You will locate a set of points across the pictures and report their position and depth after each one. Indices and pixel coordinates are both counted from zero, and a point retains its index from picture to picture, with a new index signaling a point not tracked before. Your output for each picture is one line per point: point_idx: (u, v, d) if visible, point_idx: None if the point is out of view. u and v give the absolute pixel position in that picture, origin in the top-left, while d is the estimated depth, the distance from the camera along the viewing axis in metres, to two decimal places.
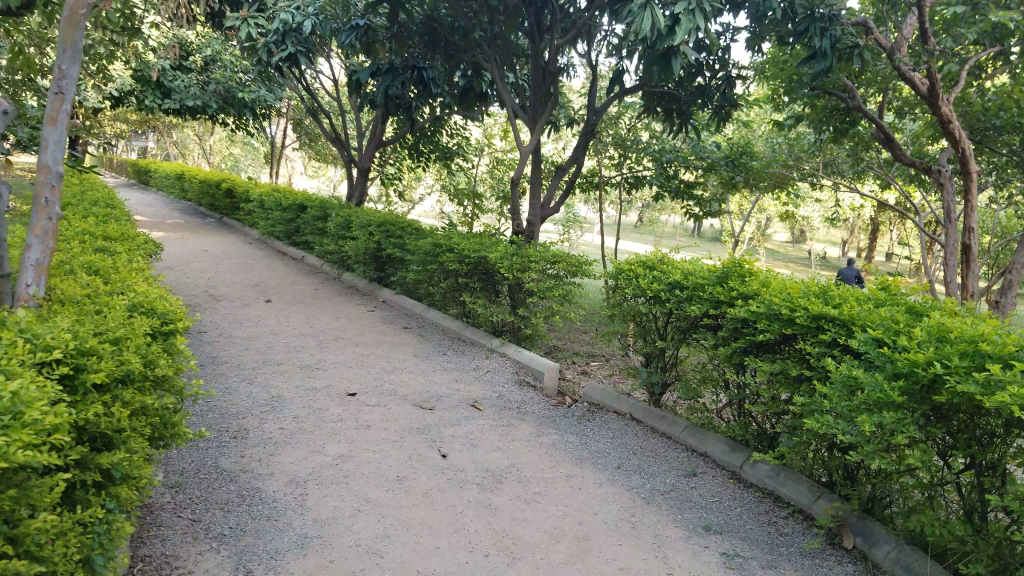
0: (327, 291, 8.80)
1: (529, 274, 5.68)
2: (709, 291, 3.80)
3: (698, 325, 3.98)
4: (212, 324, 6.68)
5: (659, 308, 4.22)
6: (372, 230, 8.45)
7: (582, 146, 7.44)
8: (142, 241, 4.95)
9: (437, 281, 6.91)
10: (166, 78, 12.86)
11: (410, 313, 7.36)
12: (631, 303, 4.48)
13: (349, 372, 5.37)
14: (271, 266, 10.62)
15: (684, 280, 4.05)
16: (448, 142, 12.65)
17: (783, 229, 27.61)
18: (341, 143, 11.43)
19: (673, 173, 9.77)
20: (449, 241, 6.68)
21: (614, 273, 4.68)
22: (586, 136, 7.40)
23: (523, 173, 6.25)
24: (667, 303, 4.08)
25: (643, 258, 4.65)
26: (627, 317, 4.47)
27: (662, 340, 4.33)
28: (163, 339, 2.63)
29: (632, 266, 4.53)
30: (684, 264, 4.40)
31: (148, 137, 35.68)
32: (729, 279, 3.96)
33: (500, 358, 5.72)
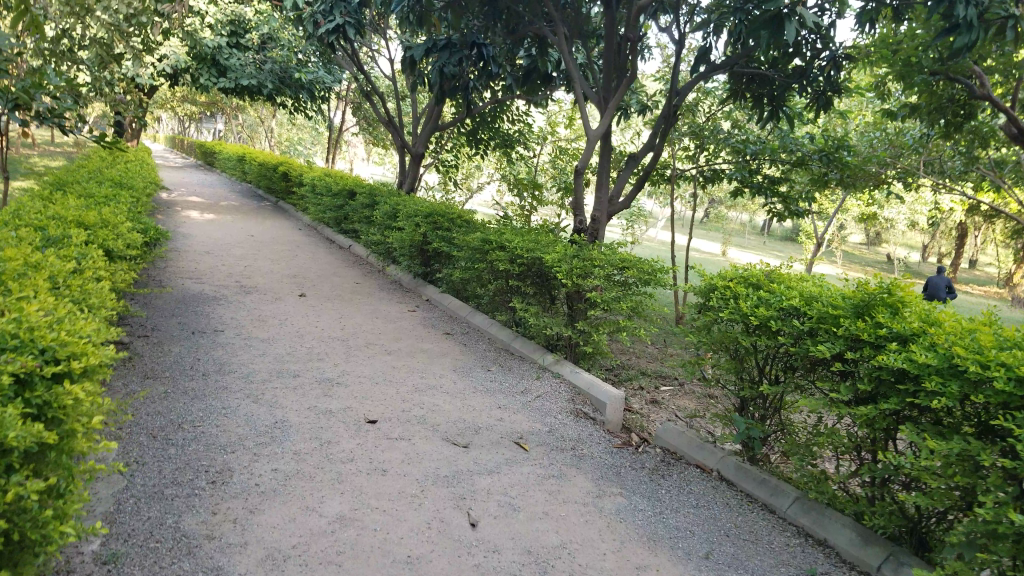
0: (367, 284, 8.00)
1: (591, 281, 4.68)
2: (846, 326, 2.84)
3: (824, 368, 3.02)
4: (231, 321, 5.90)
5: (766, 343, 3.24)
6: (418, 220, 7.60)
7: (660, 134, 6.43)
8: (135, 227, 4.22)
9: (486, 281, 6.00)
10: (221, 55, 12.12)
11: (454, 317, 6.48)
12: (726, 328, 3.48)
13: (374, 390, 4.50)
14: (312, 253, 9.88)
15: (807, 308, 3.06)
16: (508, 127, 11.75)
17: (860, 232, 25.93)
18: (392, 125, 10.50)
19: (757, 166, 8.66)
20: (502, 236, 5.76)
21: (704, 290, 3.70)
22: (664, 123, 6.45)
23: (592, 158, 5.26)
24: (781, 337, 3.09)
25: (741, 274, 3.65)
26: (720, 346, 3.49)
27: (765, 383, 3.35)
28: (44, 389, 1.82)
29: (730, 285, 3.53)
30: (805, 285, 3.37)
31: (216, 118, 35.76)
32: (870, 311, 2.95)
33: (554, 379, 4.78)
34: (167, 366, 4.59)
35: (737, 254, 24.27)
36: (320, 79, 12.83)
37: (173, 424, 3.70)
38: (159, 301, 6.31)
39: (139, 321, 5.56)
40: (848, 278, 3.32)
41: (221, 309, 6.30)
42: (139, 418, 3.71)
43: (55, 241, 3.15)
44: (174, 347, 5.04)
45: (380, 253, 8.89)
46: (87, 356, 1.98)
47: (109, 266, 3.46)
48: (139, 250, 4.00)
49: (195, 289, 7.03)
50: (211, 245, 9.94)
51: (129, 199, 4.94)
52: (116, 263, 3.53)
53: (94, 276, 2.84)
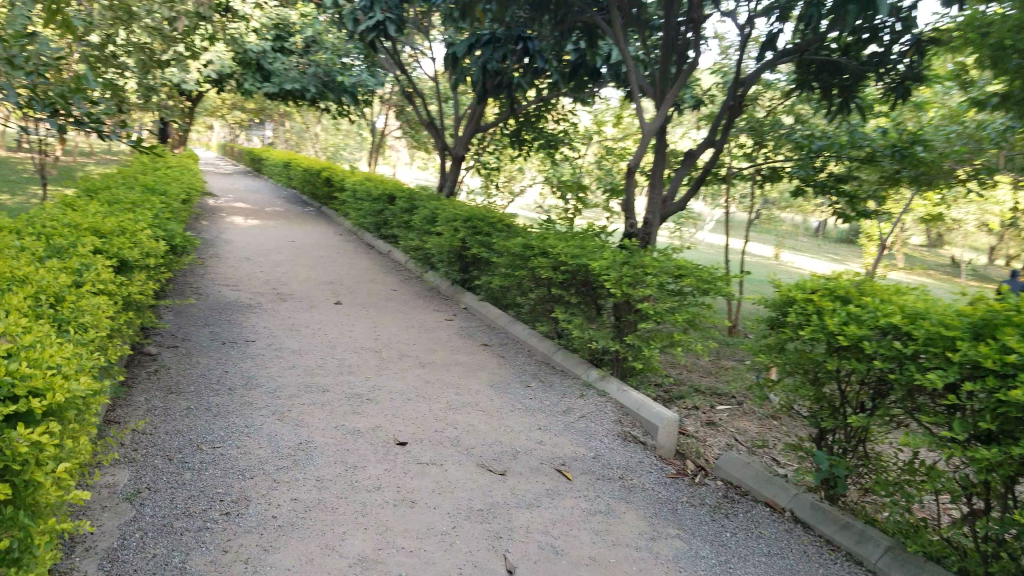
0: (405, 291, 7.74)
1: (643, 290, 4.29)
2: (963, 350, 2.46)
3: (934, 397, 2.65)
4: (263, 330, 5.66)
5: (862, 370, 2.88)
6: (458, 225, 7.31)
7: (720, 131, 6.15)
8: (158, 233, 3.98)
9: (527, 289, 5.66)
10: (266, 60, 12.08)
11: (493, 327, 6.16)
12: (809, 348, 3.11)
13: (407, 407, 4.20)
14: (352, 259, 9.67)
15: (914, 329, 2.68)
16: (553, 128, 11.41)
17: (920, 236, 24.91)
18: (434, 128, 10.19)
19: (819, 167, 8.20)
20: (545, 241, 5.42)
21: (782, 304, 3.31)
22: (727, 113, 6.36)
23: (644, 157, 4.87)
24: (880, 364, 2.74)
25: (824, 287, 3.26)
26: (806, 368, 3.14)
27: (862, 414, 3.02)
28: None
29: (817, 301, 3.14)
30: (907, 299, 2.97)
31: (263, 123, 36.13)
32: (992, 331, 2.57)
33: (600, 397, 4.42)
34: (192, 380, 4.35)
35: (790, 258, 23.49)
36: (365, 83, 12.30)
37: (192, 445, 3.45)
38: (191, 309, 6.12)
39: (168, 331, 5.36)
40: (959, 292, 2.91)
41: (253, 317, 6.08)
42: (155, 439, 3.47)
43: (58, 252, 2.92)
44: (200, 358, 4.81)
45: (419, 258, 8.62)
46: (54, 394, 1.70)
47: (122, 277, 3.22)
48: (161, 257, 3.78)
49: (230, 296, 6.84)
50: (251, 251, 9.80)
51: (157, 203, 4.74)
52: (130, 273, 3.29)
53: (93, 290, 2.55)
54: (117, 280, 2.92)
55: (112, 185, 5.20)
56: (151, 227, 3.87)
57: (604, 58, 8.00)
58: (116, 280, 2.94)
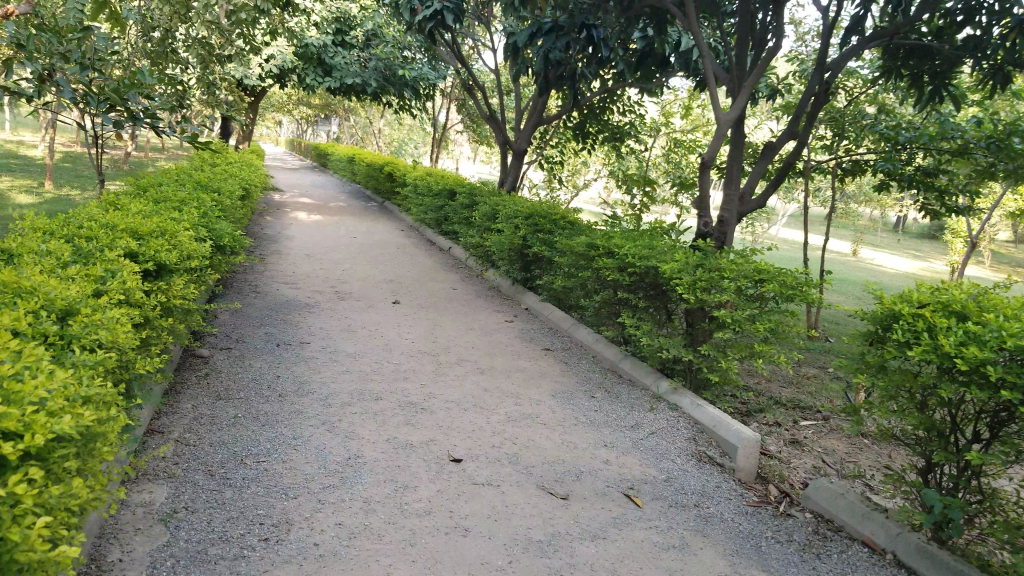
0: (466, 290, 7.51)
1: (719, 295, 3.93)
2: None
3: None
4: (319, 331, 5.50)
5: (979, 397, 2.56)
6: (520, 222, 7.05)
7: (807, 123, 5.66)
8: (203, 233, 3.85)
9: (592, 291, 5.35)
10: (328, 54, 12.01)
11: (556, 331, 5.86)
12: (918, 371, 2.80)
13: (464, 418, 3.95)
14: (412, 256, 9.51)
15: None
16: (619, 120, 11.03)
17: (1009, 232, 23.53)
18: (497, 122, 9.91)
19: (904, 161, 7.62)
20: (612, 241, 5.09)
21: (885, 319, 2.96)
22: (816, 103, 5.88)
23: (721, 150, 4.50)
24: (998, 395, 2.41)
25: (937, 300, 2.90)
26: (910, 389, 2.81)
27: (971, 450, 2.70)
28: None
29: (930, 317, 2.78)
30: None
31: (329, 118, 36.53)
32: None
33: (671, 411, 4.09)
34: (242, 386, 4.20)
35: (868, 254, 22.48)
36: (426, 75, 12.18)
37: (235, 458, 3.27)
38: (248, 309, 6.02)
39: (223, 332, 5.24)
40: None
41: (310, 317, 5.93)
42: (198, 452, 3.31)
43: (86, 257, 2.81)
44: (253, 362, 4.67)
45: (480, 256, 8.39)
46: (31, 437, 1.52)
47: (160, 280, 3.10)
48: (206, 256, 3.66)
49: (288, 294, 6.73)
50: (312, 247, 9.74)
51: (208, 201, 4.62)
52: (168, 275, 3.17)
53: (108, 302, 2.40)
54: (147, 286, 2.79)
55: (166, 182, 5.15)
56: (195, 226, 3.75)
57: (673, 46, 7.62)
58: (145, 288, 2.79)
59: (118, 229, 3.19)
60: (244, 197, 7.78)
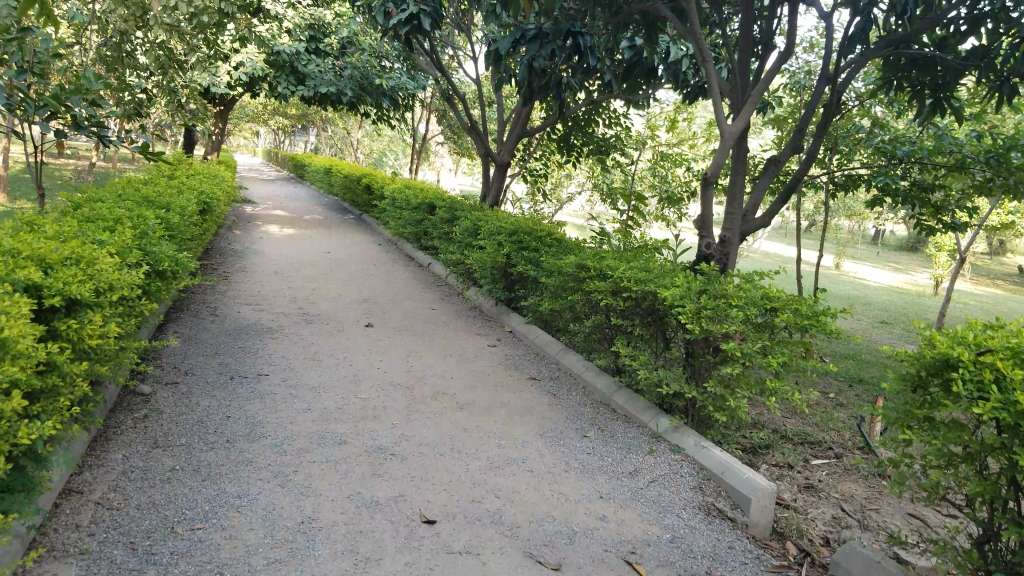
0: (445, 311, 7.03)
1: (728, 325, 3.41)
2: None
3: None
4: (280, 361, 4.99)
5: None
6: (502, 239, 6.60)
7: (818, 138, 5.17)
8: (136, 258, 3.37)
9: (581, 315, 4.89)
10: (301, 62, 11.39)
11: (542, 357, 5.38)
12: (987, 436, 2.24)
13: (439, 466, 3.45)
14: (388, 273, 9.02)
15: None
16: (604, 131, 10.63)
17: (989, 245, 23.51)
18: (477, 133, 9.41)
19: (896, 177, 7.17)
20: (603, 262, 4.63)
21: (936, 364, 2.41)
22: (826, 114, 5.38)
23: (723, 165, 4.09)
24: None
25: (1005, 346, 2.34)
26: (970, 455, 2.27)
27: None
28: None
29: (1002, 368, 2.21)
30: None
31: (306, 130, 35.95)
32: None
33: (673, 454, 3.63)
34: (185, 430, 3.69)
35: (852, 267, 22.31)
36: (405, 84, 11.67)
37: (165, 526, 2.76)
38: (204, 335, 5.50)
39: (171, 363, 4.73)
40: None
41: (272, 344, 5.42)
42: (121, 519, 2.80)
43: None
44: (201, 399, 4.16)
45: (460, 273, 7.92)
46: None
47: (69, 317, 2.66)
48: (136, 283, 3.21)
49: (250, 317, 6.21)
50: (281, 264, 9.22)
51: (152, 218, 4.13)
52: (80, 310, 2.71)
53: None
54: (38, 329, 2.34)
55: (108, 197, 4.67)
56: (123, 250, 3.29)
57: (662, 53, 7.22)
58: (31, 331, 2.34)
59: (21, 259, 2.74)
60: (204, 212, 7.28)
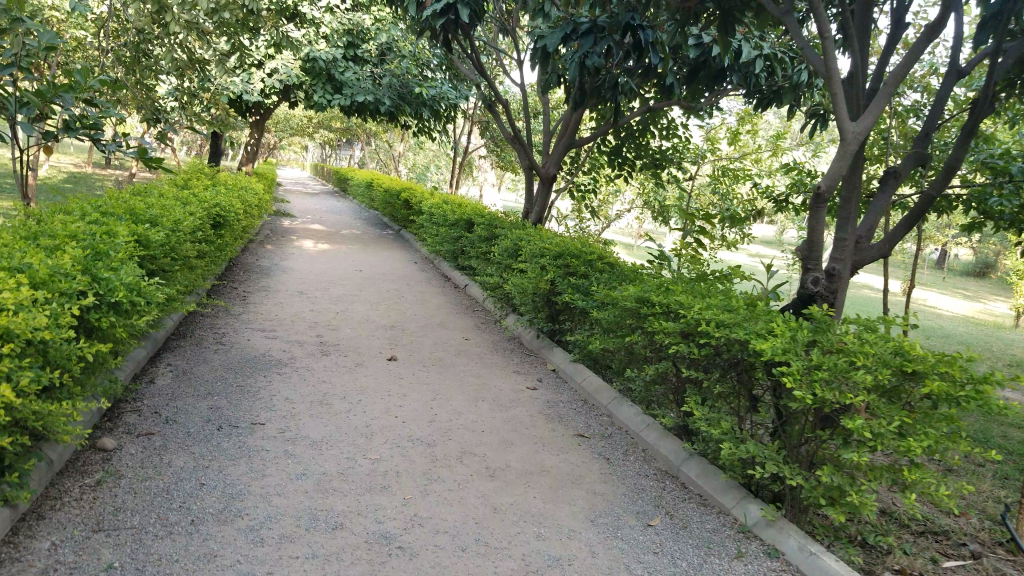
0: (480, 342, 6.23)
1: (850, 393, 2.52)
2: None
3: None
4: (282, 406, 4.22)
5: None
6: (544, 261, 5.81)
7: (961, 145, 4.30)
8: (74, 290, 2.62)
9: (641, 359, 4.04)
10: (337, 69, 10.70)
11: (591, 407, 4.55)
12: None
13: (459, 569, 2.62)
14: (421, 294, 8.26)
15: None
16: (659, 144, 9.76)
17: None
18: (522, 143, 8.60)
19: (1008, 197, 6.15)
20: (672, 294, 3.77)
21: None
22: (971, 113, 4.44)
23: (841, 178, 3.32)
24: None
25: None
26: None
27: None
28: None
29: None
30: None
31: (352, 143, 35.85)
32: None
33: (769, 561, 2.76)
34: (143, 504, 2.93)
35: (919, 293, 20.96)
36: (446, 94, 10.98)
37: None
38: (202, 369, 4.78)
39: (152, 406, 4.00)
40: None
41: (276, 382, 4.67)
42: None
43: None
44: (176, 457, 3.41)
45: (498, 298, 7.11)
46: None
47: None
48: (61, 323, 2.46)
49: (260, 347, 5.49)
50: (307, 283, 8.53)
51: (123, 234, 3.40)
52: None
53: None
54: None
55: (86, 205, 4.00)
56: (47, 280, 2.54)
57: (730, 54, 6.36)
58: None
59: None
60: (220, 227, 6.63)
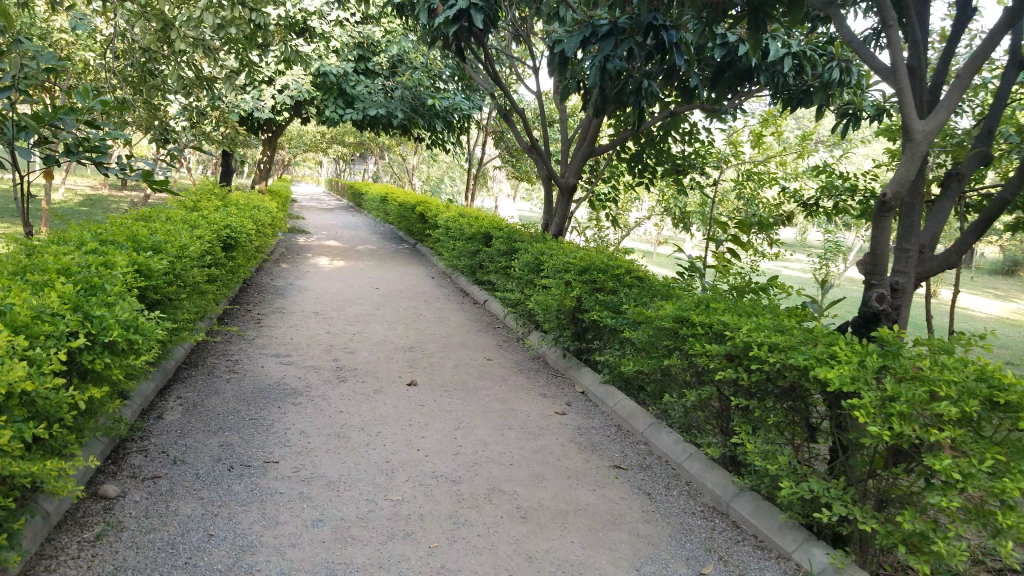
0: (503, 362, 5.97)
1: (933, 428, 2.23)
2: None
3: None
4: (297, 441, 3.97)
5: None
6: (569, 276, 5.54)
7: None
8: (63, 331, 2.39)
9: (682, 380, 3.90)
10: (349, 83, 10.51)
11: (628, 435, 4.36)
12: None
13: None
14: (440, 312, 8.01)
15: None
16: (680, 149, 9.47)
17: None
18: (540, 152, 8.35)
19: None
20: (714, 315, 3.66)
21: None
22: None
23: (909, 184, 3.18)
24: None
25: None
26: None
27: None
28: None
29: None
30: None
31: (365, 158, 35.79)
32: None
33: None
34: (146, 561, 2.67)
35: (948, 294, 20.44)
36: (459, 105, 10.77)
37: None
38: (214, 400, 4.54)
39: (159, 445, 3.76)
40: None
41: (290, 413, 4.42)
42: None
43: None
44: (183, 503, 3.15)
45: (520, 314, 6.84)
46: None
47: None
48: (49, 369, 2.24)
49: (274, 374, 5.25)
50: (322, 302, 8.30)
51: (122, 264, 3.17)
52: None
53: None
54: None
55: (85, 233, 3.79)
56: (33, 320, 2.31)
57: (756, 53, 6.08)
58: None
59: None
60: (231, 249, 6.42)
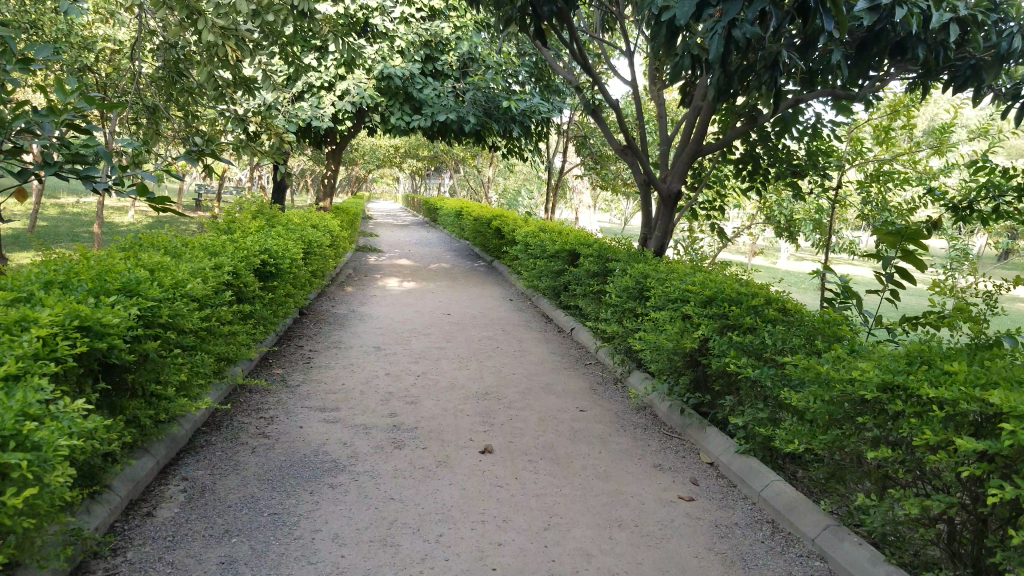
0: (600, 413, 4.75)
1: None
2: None
3: None
4: (327, 554, 2.84)
5: None
6: (689, 308, 4.29)
7: None
8: None
9: (889, 475, 2.60)
10: (415, 86, 9.49)
11: (789, 539, 3.09)
12: None
13: None
14: (520, 343, 6.86)
15: None
16: (799, 147, 8.07)
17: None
18: (635, 154, 7.10)
19: None
20: (949, 386, 2.36)
21: None
22: None
23: None
24: None
25: None
26: None
27: None
28: None
29: None
30: None
31: (440, 172, 35.22)
32: None
33: None
34: None
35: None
36: (537, 106, 9.62)
37: None
38: (230, 485, 3.46)
39: (135, 567, 2.68)
40: None
41: (325, 501, 3.32)
42: None
43: None
44: None
45: (617, 351, 5.61)
46: None
47: None
48: None
49: (313, 436, 4.17)
50: (385, 332, 7.25)
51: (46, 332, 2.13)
52: None
53: None
54: None
55: (36, 271, 2.76)
56: None
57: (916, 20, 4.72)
58: None
59: None
60: (273, 278, 5.40)
